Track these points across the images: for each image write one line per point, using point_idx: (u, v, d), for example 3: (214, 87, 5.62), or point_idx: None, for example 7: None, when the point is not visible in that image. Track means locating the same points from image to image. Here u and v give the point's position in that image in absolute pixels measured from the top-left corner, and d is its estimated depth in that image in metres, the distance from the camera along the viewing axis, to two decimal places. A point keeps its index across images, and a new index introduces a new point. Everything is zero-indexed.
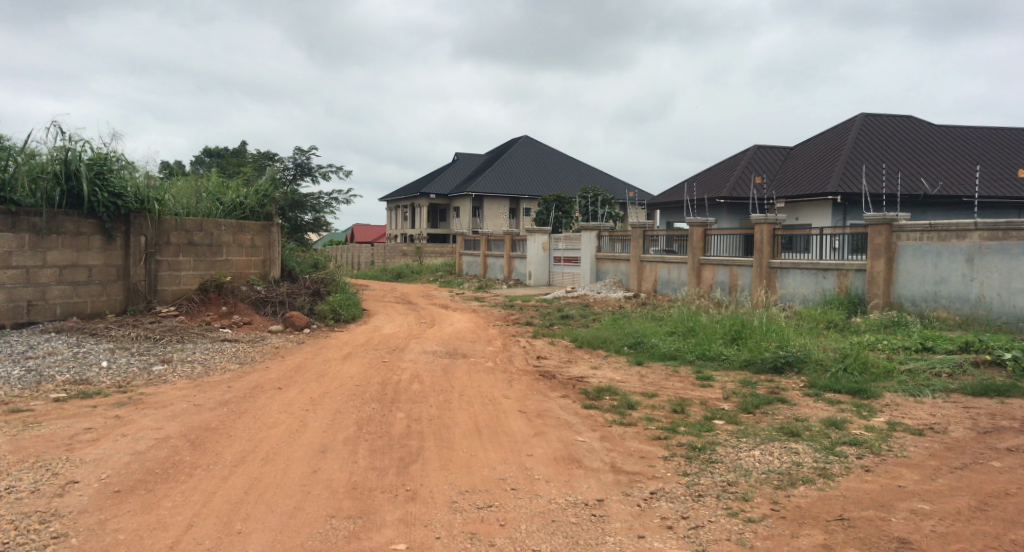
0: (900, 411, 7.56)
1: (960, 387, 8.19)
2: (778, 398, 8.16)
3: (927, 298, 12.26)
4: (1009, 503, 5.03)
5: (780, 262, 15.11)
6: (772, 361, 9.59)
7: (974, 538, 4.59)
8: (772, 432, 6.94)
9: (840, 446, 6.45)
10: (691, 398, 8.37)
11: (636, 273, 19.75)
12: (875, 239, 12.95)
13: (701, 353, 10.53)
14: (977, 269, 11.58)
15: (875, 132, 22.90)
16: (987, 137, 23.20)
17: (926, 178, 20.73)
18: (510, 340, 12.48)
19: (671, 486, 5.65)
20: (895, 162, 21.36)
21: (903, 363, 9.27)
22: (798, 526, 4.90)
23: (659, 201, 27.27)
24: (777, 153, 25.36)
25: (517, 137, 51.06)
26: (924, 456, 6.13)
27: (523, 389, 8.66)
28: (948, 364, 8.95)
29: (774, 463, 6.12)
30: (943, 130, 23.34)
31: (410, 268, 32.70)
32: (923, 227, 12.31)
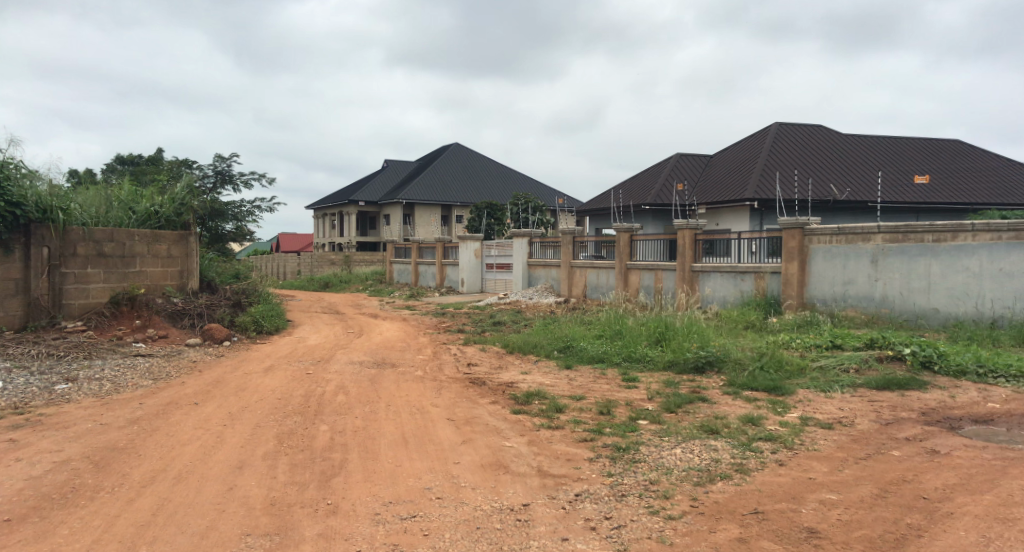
0: (811, 406, 7.91)
1: (866, 381, 8.62)
2: (699, 397, 8.39)
3: (837, 298, 12.86)
4: (906, 489, 5.32)
5: (701, 266, 15.54)
6: (694, 361, 9.84)
7: (875, 524, 4.83)
8: (693, 430, 7.13)
9: (756, 442, 6.69)
10: (617, 400, 8.51)
11: (566, 278, 19.98)
12: (789, 242, 13.46)
13: (627, 355, 10.74)
14: (880, 269, 12.25)
15: (788, 139, 23.90)
16: (887, 145, 24.56)
17: (834, 184, 21.72)
18: (440, 347, 12.42)
19: (596, 487, 5.73)
20: (807, 168, 22.34)
21: (815, 360, 9.68)
22: (715, 521, 5.05)
23: (588, 208, 27.65)
24: (698, 161, 26.13)
25: (447, 145, 50.98)
26: (833, 449, 6.41)
27: (451, 396, 8.63)
28: (856, 360, 9.40)
29: (694, 460, 6.29)
30: (849, 139, 24.58)
31: (339, 278, 32.17)
32: (832, 231, 12.92)
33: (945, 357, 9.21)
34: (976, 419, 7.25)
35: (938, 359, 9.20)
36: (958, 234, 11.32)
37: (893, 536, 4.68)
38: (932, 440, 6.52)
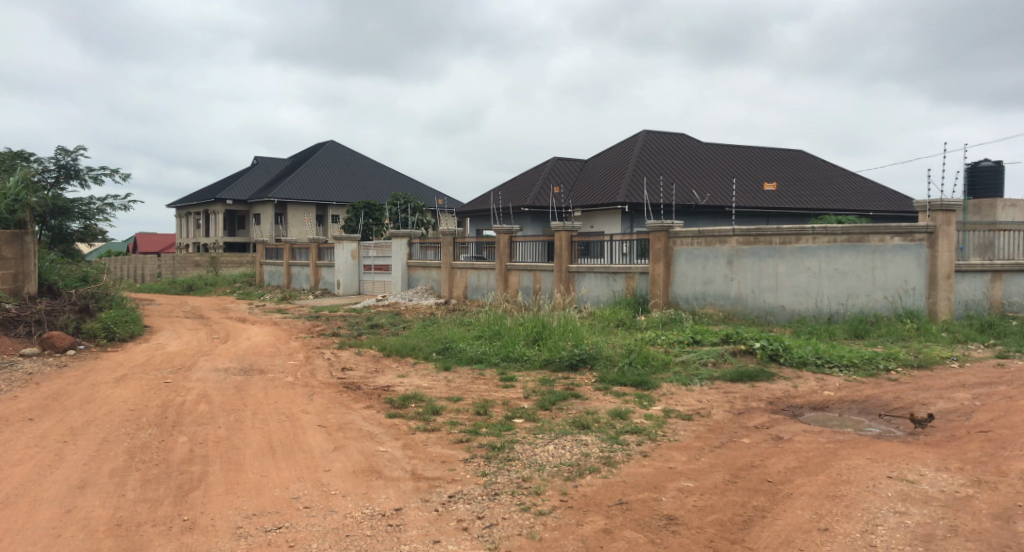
0: (674, 398, 8.35)
1: (722, 374, 9.21)
2: (572, 394, 8.62)
3: (697, 297, 13.63)
4: (755, 476, 5.73)
5: (577, 266, 15.96)
6: (569, 359, 10.10)
7: (726, 509, 5.16)
8: (565, 427, 7.32)
9: (624, 435, 6.97)
10: (494, 400, 8.60)
11: (447, 279, 19.96)
12: (655, 243, 14.09)
13: (505, 355, 10.87)
14: (735, 270, 13.14)
15: (655, 147, 25.04)
16: (742, 154, 26.32)
17: (696, 190, 22.97)
18: (313, 352, 12.07)
19: (469, 488, 5.76)
20: (673, 174, 23.51)
21: (678, 355, 10.20)
22: (583, 514, 5.21)
23: (468, 209, 27.76)
24: (573, 164, 26.88)
25: (322, 142, 49.64)
26: (691, 438, 6.79)
27: (324, 402, 8.41)
28: (713, 354, 10.00)
29: (566, 456, 6.46)
30: (709, 147, 26.12)
31: (204, 280, 30.58)
32: (693, 234, 13.69)
33: (789, 350, 10.02)
34: (815, 407, 8.08)
35: (783, 351, 9.99)
36: (801, 237, 12.58)
37: (740, 519, 5.03)
38: (777, 427, 7.17)
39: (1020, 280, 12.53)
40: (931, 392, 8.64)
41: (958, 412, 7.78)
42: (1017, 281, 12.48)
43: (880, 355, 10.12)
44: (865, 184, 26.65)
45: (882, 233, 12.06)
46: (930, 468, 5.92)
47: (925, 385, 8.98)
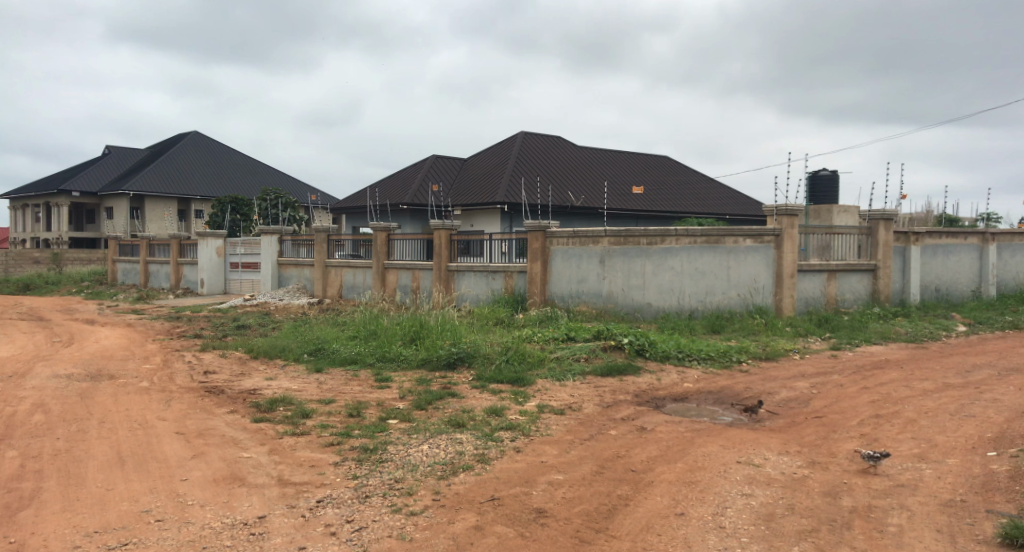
0: (548, 394, 8.53)
1: (594, 369, 9.52)
2: (448, 392, 8.55)
3: (572, 295, 13.93)
4: (620, 465, 6.37)
5: (456, 265, 15.88)
6: (446, 358, 10.01)
7: (592, 500, 5.61)
8: (441, 425, 7.24)
9: (498, 432, 7.02)
10: (368, 401, 8.38)
11: (321, 278, 19.34)
12: (532, 243, 14.23)
13: (381, 355, 10.64)
14: (607, 269, 13.52)
15: (531, 148, 25.40)
16: (613, 157, 27.24)
17: (571, 191, 23.50)
18: (172, 355, 11.31)
19: (339, 491, 5.57)
20: (548, 175, 23.94)
21: (553, 351, 10.37)
22: (455, 512, 5.18)
23: (343, 206, 27.01)
24: (452, 163, 26.78)
25: (184, 133, 46.79)
26: (563, 432, 7.18)
27: (182, 408, 7.88)
28: (585, 350, 10.24)
29: (440, 455, 6.38)
30: (582, 150, 26.83)
31: (45, 279, 28.01)
32: (568, 234, 13.94)
33: (654, 345, 10.44)
34: (675, 398, 8.59)
35: (649, 346, 10.39)
36: (666, 238, 13.15)
37: (606, 508, 5.51)
38: (641, 418, 7.73)
39: (850, 278, 13.81)
40: (776, 381, 9.33)
41: (798, 400, 8.47)
42: (848, 280, 13.78)
43: (733, 349, 10.74)
44: (723, 189, 28.27)
45: (736, 235, 12.96)
46: (773, 451, 6.68)
47: (772, 375, 9.67)
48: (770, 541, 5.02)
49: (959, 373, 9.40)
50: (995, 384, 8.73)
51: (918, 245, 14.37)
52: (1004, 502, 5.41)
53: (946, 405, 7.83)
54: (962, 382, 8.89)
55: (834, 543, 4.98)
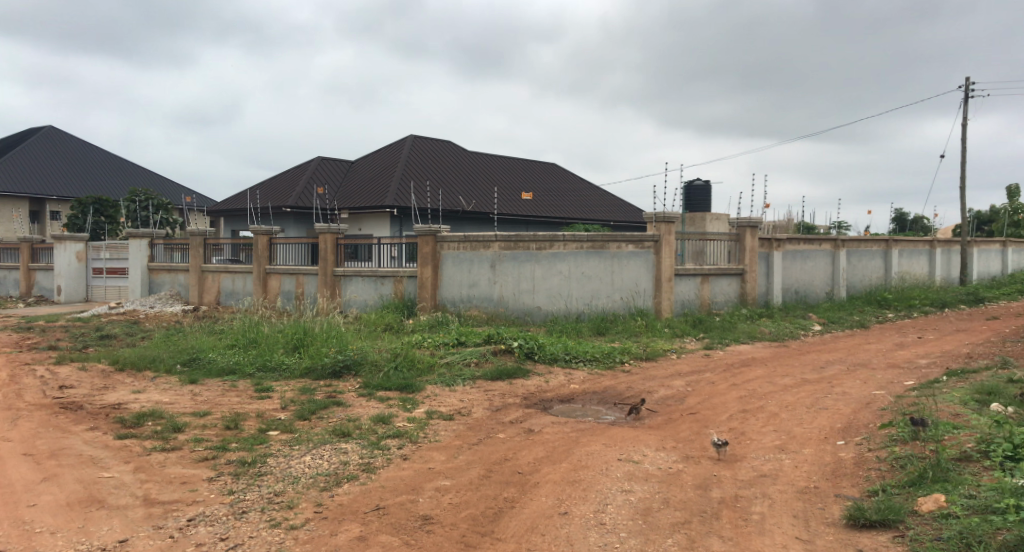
0: (437, 400, 8.46)
1: (483, 374, 9.53)
2: (333, 401, 8.31)
3: (463, 299, 13.89)
4: (506, 468, 6.42)
5: (343, 270, 15.49)
6: (332, 366, 9.73)
7: (479, 504, 5.63)
8: (324, 436, 7.02)
9: (384, 440, 6.90)
10: (247, 412, 8.01)
11: (196, 284, 18.37)
12: (422, 247, 14.07)
13: (262, 364, 10.20)
14: (498, 273, 13.56)
15: (420, 152, 25.19)
16: (501, 163, 27.50)
17: (462, 195, 23.48)
18: (22, 369, 10.37)
19: (212, 508, 5.28)
20: (437, 180, 23.81)
21: (442, 357, 10.30)
22: (337, 524, 5.06)
23: (222, 209, 25.79)
24: (338, 165, 26.15)
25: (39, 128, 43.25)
26: (451, 437, 7.17)
27: (33, 427, 7.24)
28: (475, 355, 10.24)
29: (323, 466, 6.19)
30: (471, 155, 26.91)
31: None
32: (459, 238, 13.88)
33: (542, 347, 10.58)
34: (562, 399, 8.74)
35: (538, 349, 10.52)
36: (554, 243, 13.40)
37: (492, 511, 5.54)
38: (529, 420, 7.80)
39: (721, 281, 14.56)
40: (654, 380, 9.68)
41: (675, 397, 8.83)
42: (720, 283, 14.54)
43: (617, 349, 11.07)
44: (607, 196, 29.11)
45: (619, 240, 13.44)
46: (651, 448, 6.93)
47: (651, 374, 10.03)
48: (646, 534, 5.21)
49: (815, 369, 10.12)
50: (845, 378, 9.45)
51: (779, 251, 15.34)
52: (850, 486, 5.85)
53: (804, 399, 8.39)
54: (818, 377, 9.57)
55: (704, 533, 5.22)
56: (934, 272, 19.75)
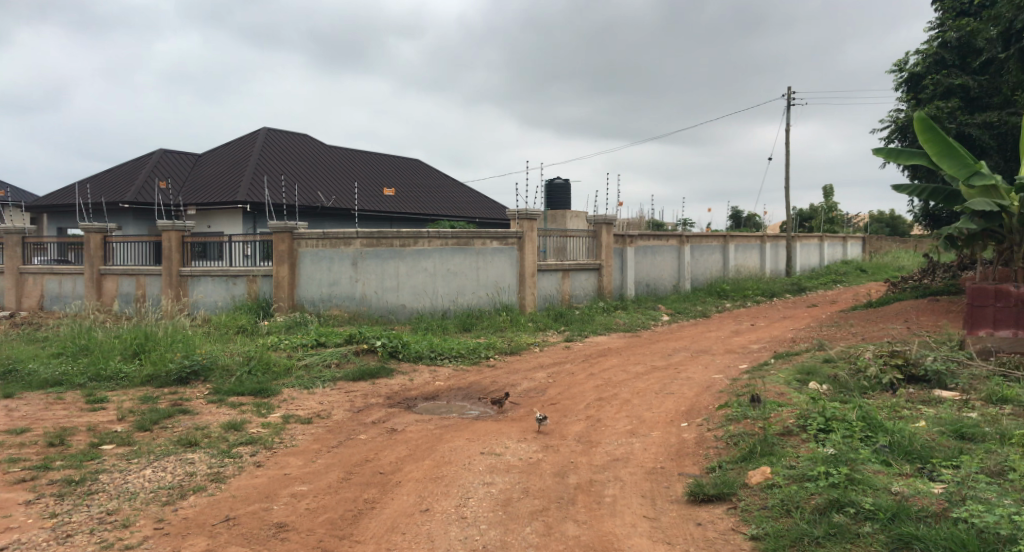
0: (294, 404, 8.22)
1: (344, 375, 9.36)
2: (179, 409, 7.84)
3: (324, 299, 13.45)
4: (367, 469, 6.35)
5: (190, 270, 14.64)
6: (177, 373, 9.16)
7: (337, 507, 5.55)
8: (167, 447, 6.63)
9: (236, 447, 6.65)
10: (76, 427, 7.39)
11: (14, 287, 16.74)
12: (278, 245, 13.51)
13: (95, 374, 9.44)
14: (359, 271, 13.26)
15: (274, 145, 24.14)
16: (360, 158, 26.97)
17: (321, 191, 22.74)
18: None
19: (31, 534, 4.88)
20: (294, 175, 22.91)
21: (300, 359, 9.98)
22: (180, 539, 4.86)
23: (46, 204, 23.49)
24: (183, 158, 24.55)
25: None
26: (309, 441, 7.01)
27: None
28: (335, 355, 10.02)
29: (165, 478, 5.86)
30: (329, 149, 26.17)
31: None
32: (317, 235, 13.43)
33: (407, 345, 10.52)
34: (426, 396, 8.74)
35: (401, 347, 10.44)
36: (418, 240, 13.31)
37: (351, 513, 5.47)
38: (391, 420, 7.75)
39: (581, 276, 15.09)
40: (517, 373, 9.89)
41: (536, 389, 9.07)
42: (579, 278, 15.06)
43: (482, 345, 11.17)
44: (469, 192, 29.29)
45: (483, 237, 13.62)
46: (513, 439, 7.09)
47: (514, 368, 10.25)
48: (505, 524, 5.35)
49: (663, 356, 10.75)
50: (689, 364, 10.12)
51: (632, 246, 16.14)
52: (692, 464, 6.28)
53: (653, 385, 8.89)
54: (665, 364, 10.17)
55: (561, 519, 5.43)
56: (765, 265, 21.52)
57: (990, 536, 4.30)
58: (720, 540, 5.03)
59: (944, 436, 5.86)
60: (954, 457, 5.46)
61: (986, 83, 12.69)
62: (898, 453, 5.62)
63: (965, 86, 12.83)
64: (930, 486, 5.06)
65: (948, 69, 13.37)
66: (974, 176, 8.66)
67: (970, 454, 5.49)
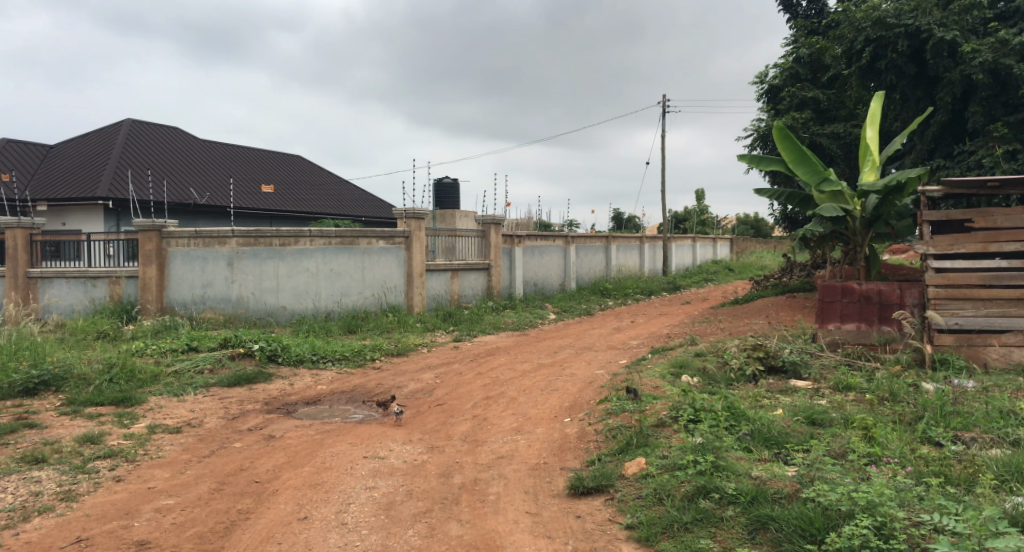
0: (162, 412, 7.81)
1: (218, 380, 8.97)
2: (25, 423, 7.24)
3: (196, 301, 12.81)
4: (241, 478, 6.15)
5: (40, 270, 13.54)
6: (23, 384, 8.43)
7: (207, 519, 5.42)
8: (11, 465, 6.15)
9: (92, 462, 6.29)
10: None
11: None
12: (144, 244, 12.74)
13: None
14: (235, 271, 12.73)
15: (140, 139, 22.70)
16: (236, 153, 25.85)
17: (193, 188, 21.62)
18: None
19: None
20: (162, 170, 21.63)
21: (169, 365, 9.46)
22: None
23: None
24: (33, 150, 22.58)
25: None
26: (177, 452, 6.70)
27: None
28: (208, 360, 9.59)
29: (7, 500, 5.53)
30: (201, 143, 24.90)
31: None
32: (189, 234, 12.77)
33: (287, 349, 10.20)
34: (307, 401, 8.51)
35: (281, 351, 10.11)
36: (299, 239, 12.94)
37: (221, 526, 5.34)
38: (270, 426, 7.51)
39: (469, 276, 15.14)
40: (404, 375, 9.82)
41: (423, 390, 9.03)
42: (468, 278, 15.10)
43: (367, 347, 10.99)
44: (355, 191, 28.72)
45: (369, 236, 13.41)
46: (397, 442, 7.04)
47: (401, 369, 10.16)
48: (387, 528, 5.32)
49: (548, 354, 10.99)
50: (573, 361, 10.38)
51: (520, 246, 16.38)
52: (573, 459, 6.46)
53: (539, 382, 9.07)
54: (550, 361, 10.41)
55: (444, 520, 5.45)
56: (643, 264, 22.38)
57: (832, 512, 4.64)
58: (598, 531, 5.22)
59: (798, 422, 6.32)
60: (806, 442, 5.89)
61: (834, 97, 13.80)
62: (759, 440, 6.00)
63: (816, 99, 13.89)
64: (784, 469, 5.44)
65: (801, 83, 14.46)
66: (824, 182, 9.41)
67: (819, 438, 5.95)
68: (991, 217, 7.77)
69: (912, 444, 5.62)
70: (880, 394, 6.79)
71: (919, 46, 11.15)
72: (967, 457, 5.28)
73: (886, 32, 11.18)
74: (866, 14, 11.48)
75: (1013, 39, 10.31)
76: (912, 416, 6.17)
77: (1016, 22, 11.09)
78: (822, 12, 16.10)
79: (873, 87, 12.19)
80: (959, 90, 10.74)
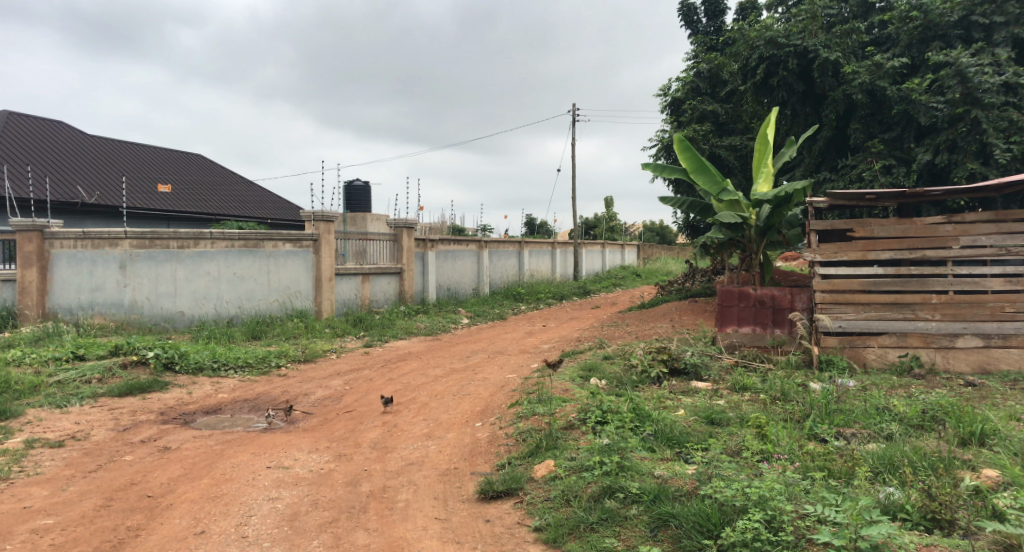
0: (42, 425, 7.35)
1: (107, 390, 8.49)
2: None
3: (83, 307, 12.11)
4: (131, 492, 5.87)
5: None
6: None
7: (91, 538, 5.19)
8: None
9: None
10: None
11: None
12: (24, 246, 11.98)
13: None
14: (128, 275, 12.09)
15: (18, 134, 21.18)
16: (128, 151, 24.49)
17: (81, 186, 20.35)
18: None
19: None
20: (45, 167, 20.26)
21: (52, 375, 8.86)
22: None
23: None
24: None
25: None
26: (58, 468, 6.32)
27: None
28: (97, 369, 9.07)
29: None
30: (89, 140, 23.47)
31: None
32: (75, 235, 12.07)
33: (185, 356, 9.77)
34: (206, 411, 8.17)
35: (178, 358, 9.67)
36: (199, 241, 12.41)
37: (107, 545, 5.13)
38: (165, 437, 7.18)
39: (381, 280, 14.95)
40: (311, 382, 9.58)
41: (331, 397, 8.84)
42: (380, 282, 14.91)
43: (272, 353, 10.66)
44: (261, 193, 27.81)
45: (275, 239, 13.03)
46: (303, 451, 6.87)
47: (308, 376, 9.91)
48: (290, 540, 5.20)
49: (461, 359, 10.96)
50: (485, 365, 10.39)
51: (433, 250, 16.28)
52: (483, 463, 6.48)
53: (451, 387, 9.04)
54: (462, 366, 10.39)
55: (351, 529, 5.36)
56: (555, 269, 22.66)
57: (728, 507, 4.83)
58: (506, 534, 5.26)
59: (697, 422, 6.56)
60: (705, 440, 6.12)
61: (732, 111, 14.43)
62: (661, 439, 6.19)
63: (716, 112, 14.48)
64: (683, 467, 5.62)
65: (702, 96, 15.06)
66: (723, 193, 9.79)
67: (717, 437, 6.19)
68: (869, 227, 8.25)
69: (800, 441, 5.95)
70: (772, 393, 7.15)
71: (806, 66, 11.83)
72: (848, 452, 5.62)
73: (778, 51, 11.77)
74: (759, 34, 12.06)
75: (888, 62, 11.02)
76: (800, 414, 6.54)
77: (889, 48, 11.92)
78: (720, 30, 16.86)
79: (766, 103, 12.85)
80: (842, 108, 11.45)
